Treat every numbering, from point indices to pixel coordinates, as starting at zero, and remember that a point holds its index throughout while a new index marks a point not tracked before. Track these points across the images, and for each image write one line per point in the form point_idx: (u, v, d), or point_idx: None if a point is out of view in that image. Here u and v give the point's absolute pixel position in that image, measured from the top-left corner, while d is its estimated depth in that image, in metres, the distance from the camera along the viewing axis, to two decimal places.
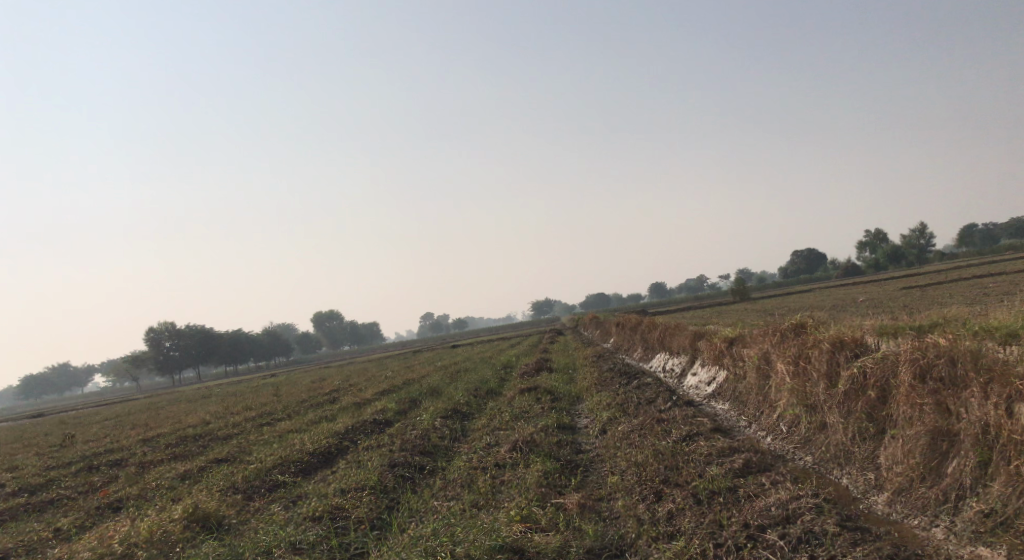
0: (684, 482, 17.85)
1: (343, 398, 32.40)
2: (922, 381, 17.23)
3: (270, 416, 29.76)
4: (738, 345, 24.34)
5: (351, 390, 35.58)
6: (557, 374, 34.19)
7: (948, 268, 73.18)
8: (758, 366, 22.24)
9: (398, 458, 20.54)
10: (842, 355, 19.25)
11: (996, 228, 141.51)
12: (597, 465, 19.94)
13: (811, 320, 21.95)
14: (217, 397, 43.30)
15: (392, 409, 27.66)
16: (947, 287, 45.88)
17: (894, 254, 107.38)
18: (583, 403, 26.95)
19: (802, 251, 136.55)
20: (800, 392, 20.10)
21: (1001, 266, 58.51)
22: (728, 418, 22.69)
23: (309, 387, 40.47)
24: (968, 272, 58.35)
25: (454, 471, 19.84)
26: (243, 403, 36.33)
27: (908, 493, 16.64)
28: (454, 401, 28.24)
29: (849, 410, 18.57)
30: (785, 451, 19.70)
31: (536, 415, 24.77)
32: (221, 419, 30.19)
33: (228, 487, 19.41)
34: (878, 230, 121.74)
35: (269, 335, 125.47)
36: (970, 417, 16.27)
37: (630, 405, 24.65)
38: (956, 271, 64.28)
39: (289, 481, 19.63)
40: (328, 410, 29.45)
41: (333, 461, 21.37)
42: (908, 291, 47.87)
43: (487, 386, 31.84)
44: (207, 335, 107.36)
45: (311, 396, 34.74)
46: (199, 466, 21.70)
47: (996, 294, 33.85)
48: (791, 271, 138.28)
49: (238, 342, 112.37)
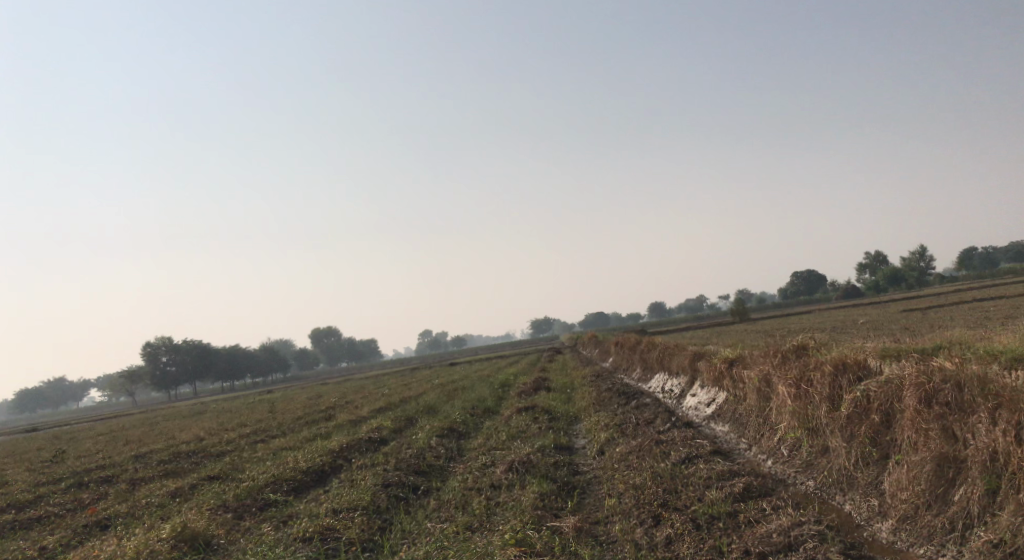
0: (684, 506, 17.50)
1: (339, 415, 32.05)
2: (928, 406, 16.92)
3: (265, 432, 29.40)
4: (738, 367, 24.03)
5: (347, 407, 35.25)
6: (555, 393, 33.87)
7: (949, 291, 72.94)
8: (759, 388, 21.92)
9: (392, 478, 20.20)
10: (844, 378, 18.97)
11: (996, 252, 141.32)
12: (594, 487, 19.59)
13: (813, 341, 21.66)
14: (212, 413, 42.88)
15: (388, 427, 27.30)
16: (947, 311, 45.67)
17: (894, 276, 107.24)
18: (581, 423, 26.61)
19: (802, 272, 136.37)
20: (801, 414, 19.78)
21: (1002, 290, 58.28)
22: (727, 441, 22.36)
23: (305, 404, 40.13)
24: (969, 296, 58.09)
25: (449, 491, 19.49)
26: (238, 419, 35.94)
27: (913, 521, 16.31)
28: (450, 420, 27.90)
29: (852, 434, 18.25)
30: (786, 475, 19.36)
31: (532, 434, 24.44)
32: (215, 436, 29.82)
33: (219, 506, 19.07)
34: (878, 252, 121.58)
35: (268, 350, 125.06)
36: (977, 443, 15.96)
37: (628, 426, 24.33)
38: (956, 294, 64.02)
39: (281, 500, 19.28)
40: (323, 427, 29.11)
41: (326, 480, 21.03)
42: (908, 314, 47.63)
43: (484, 405, 31.51)
44: (204, 351, 106.94)
45: (307, 413, 34.37)
46: (190, 483, 21.36)
47: (997, 318, 33.59)
48: (791, 292, 138.07)
49: (235, 358, 111.94)
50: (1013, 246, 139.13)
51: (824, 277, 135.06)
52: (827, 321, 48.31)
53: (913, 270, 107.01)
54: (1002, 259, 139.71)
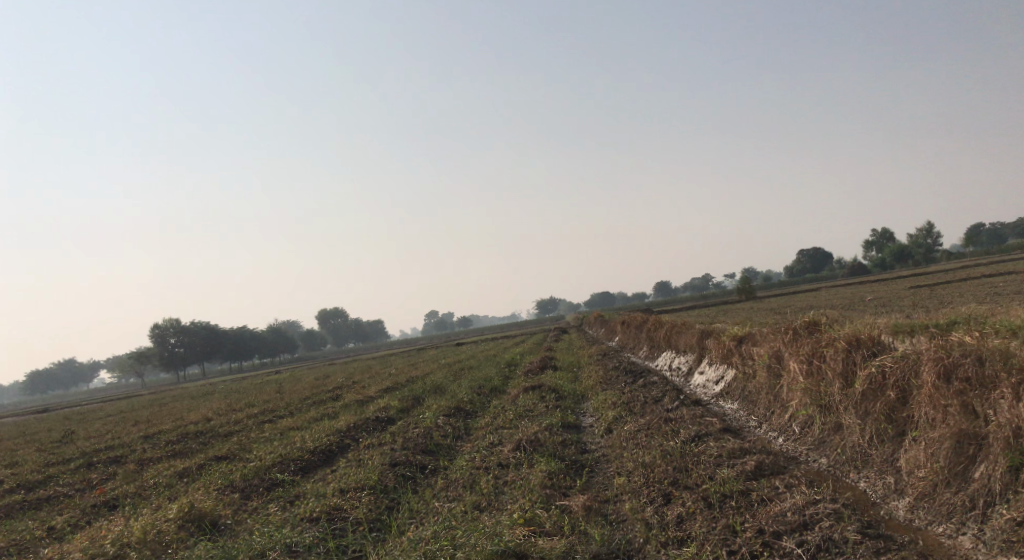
0: (695, 484, 17.28)
1: (346, 395, 31.87)
2: (947, 381, 16.67)
3: (272, 412, 29.25)
4: (748, 344, 23.76)
5: (354, 387, 35.12)
6: (562, 372, 33.66)
7: (956, 268, 72.52)
8: (769, 365, 21.64)
9: (400, 457, 20.02)
10: (858, 354, 18.72)
11: (1003, 228, 140.38)
12: (602, 466, 19.39)
13: (825, 318, 21.37)
14: (220, 394, 42.74)
15: (395, 406, 27.13)
16: (955, 287, 45.23)
17: (901, 254, 106.67)
18: (589, 402, 26.41)
19: (808, 250, 135.67)
20: (813, 391, 19.54)
21: (1011, 265, 57.76)
22: (737, 418, 22.13)
23: (312, 384, 39.97)
24: (977, 272, 57.62)
25: (457, 470, 19.32)
26: (245, 399, 35.79)
27: (931, 499, 16.11)
28: (457, 399, 27.73)
29: (867, 411, 18.01)
30: (797, 453, 19.14)
31: (540, 413, 24.24)
32: (222, 416, 29.67)
33: (226, 486, 18.91)
34: (885, 229, 120.81)
35: (274, 331, 125.04)
36: (998, 420, 15.73)
37: (636, 404, 24.12)
38: (964, 270, 63.53)
39: (288, 480, 19.11)
40: (330, 407, 28.96)
41: (334, 459, 20.86)
42: (916, 290, 47.22)
43: (492, 384, 31.33)
44: (210, 332, 106.92)
45: (315, 393, 34.21)
46: (197, 464, 21.20)
47: (1008, 293, 33.19)
48: (796, 270, 137.58)
49: (242, 339, 111.91)
50: (1020, 222, 138.21)
51: (830, 254, 134.44)
52: (833, 298, 47.91)
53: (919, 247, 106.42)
54: (1009, 235, 138.81)
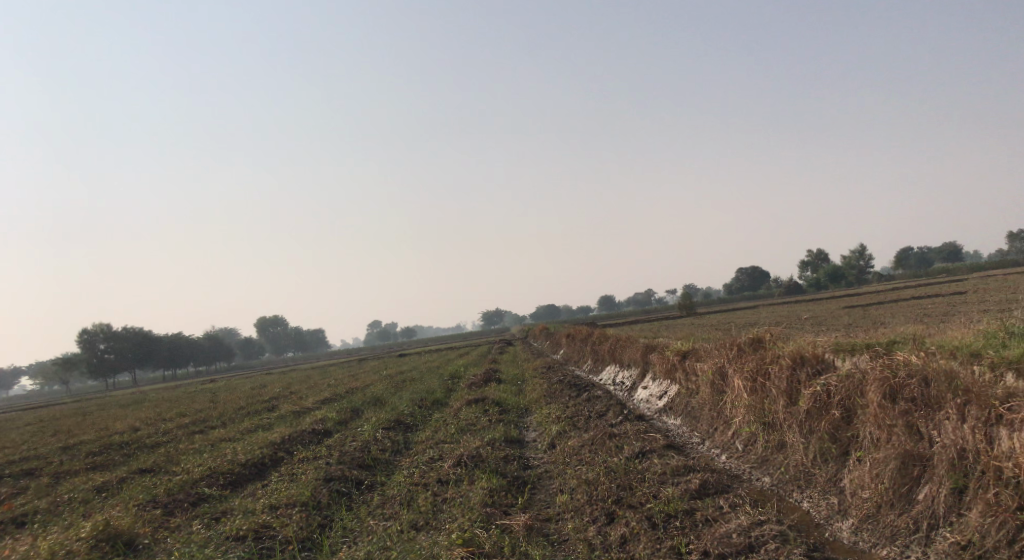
0: (639, 503, 16.86)
1: (282, 406, 30.92)
2: (892, 401, 16.50)
3: (204, 423, 28.22)
4: (692, 359, 23.50)
5: (291, 397, 34.19)
6: (505, 385, 33.11)
7: (889, 289, 73.83)
8: (713, 381, 21.35)
9: (335, 472, 19.30)
10: (802, 372, 18.51)
11: (932, 252, 143.87)
12: (545, 483, 18.88)
13: (769, 334, 21.17)
14: (148, 403, 41.32)
15: (332, 418, 26.33)
16: (887, 308, 45.81)
17: (836, 274, 108.44)
18: (532, 416, 25.92)
19: (746, 269, 137.37)
20: (757, 408, 19.30)
21: (939, 288, 58.97)
22: (680, 434, 21.80)
23: (246, 394, 38.84)
24: (907, 294, 58.68)
25: (394, 486, 18.65)
26: (176, 409, 34.57)
27: (875, 520, 15.93)
28: (397, 412, 27.01)
29: (811, 430, 17.78)
30: (740, 471, 18.84)
31: (483, 427, 23.69)
32: (149, 427, 28.53)
33: (148, 501, 17.98)
34: (821, 250, 122.75)
35: (211, 338, 122.52)
36: (943, 441, 15.59)
37: (579, 419, 23.70)
38: (894, 292, 64.64)
39: (215, 495, 18.26)
40: (265, 418, 28.04)
41: (266, 474, 20.03)
42: (850, 310, 47.75)
43: (433, 396, 30.67)
44: (143, 339, 104.26)
45: (249, 403, 33.18)
46: (119, 477, 20.19)
47: (940, 314, 33.58)
48: (735, 288, 139.20)
49: (177, 346, 109.37)
50: (948, 246, 141.83)
51: (767, 273, 136.21)
52: (769, 316, 48.21)
53: (854, 268, 108.31)
54: (936, 259, 142.47)
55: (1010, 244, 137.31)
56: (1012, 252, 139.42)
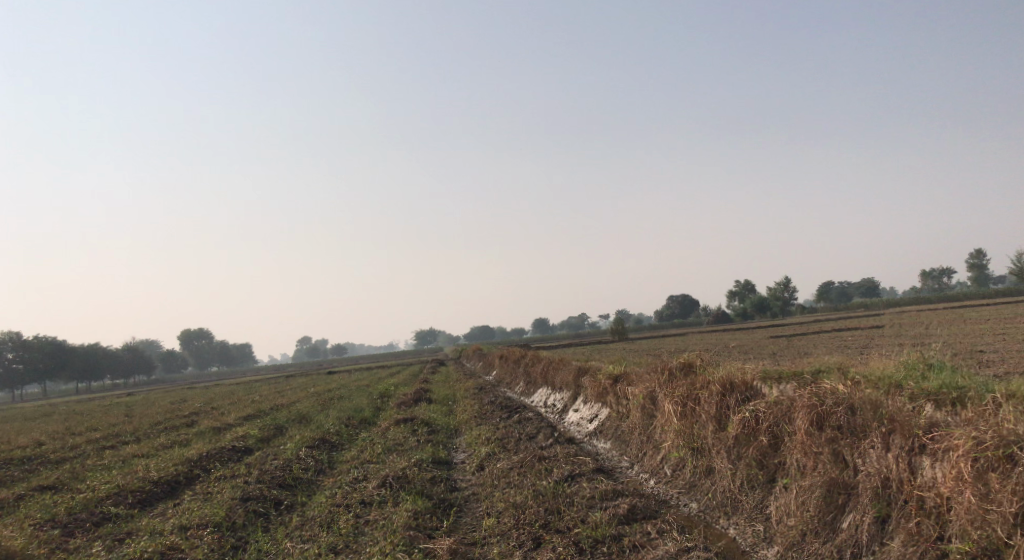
0: (566, 528, 16.49)
1: (202, 422, 29.87)
2: (819, 429, 16.46)
3: (116, 438, 27.11)
4: (623, 383, 23.27)
5: (212, 413, 33.07)
6: (435, 405, 32.50)
7: (814, 320, 75.11)
8: (643, 406, 21.14)
9: (253, 491, 18.55)
10: (731, 398, 18.42)
11: (853, 287, 147.10)
12: (471, 505, 18.40)
13: (700, 360, 21.06)
14: (59, 416, 39.71)
15: (254, 435, 25.49)
16: (810, 338, 46.27)
17: (762, 304, 110.01)
18: (461, 437, 25.42)
19: (676, 296, 138.89)
20: (686, 433, 19.10)
21: (861, 320, 60.07)
22: (610, 458, 21.49)
23: (165, 409, 37.54)
24: (829, 326, 59.59)
25: (314, 507, 17.97)
26: (88, 423, 33.21)
27: (800, 548, 15.80)
28: (323, 430, 26.30)
29: (739, 456, 17.64)
30: (668, 496, 18.56)
31: (410, 447, 23.11)
32: (57, 441, 27.29)
33: (46, 521, 17.02)
34: (749, 279, 124.48)
35: (131, 351, 119.07)
36: (868, 469, 15.57)
37: (510, 441, 23.29)
38: (818, 323, 65.78)
39: (122, 515, 17.38)
40: (182, 434, 27.02)
41: (178, 492, 19.18)
42: (775, 340, 48.19)
43: (361, 415, 29.97)
44: (57, 350, 100.86)
45: (167, 418, 32.03)
46: (17, 494, 19.15)
47: (862, 346, 33.98)
48: (665, 314, 140.50)
49: (93, 357, 105.99)
50: (868, 282, 145.31)
51: (697, 301, 137.82)
52: (696, 343, 48.35)
53: (780, 298, 110.09)
54: (856, 294, 145.86)
55: (925, 281, 141.40)
56: (926, 289, 143.60)
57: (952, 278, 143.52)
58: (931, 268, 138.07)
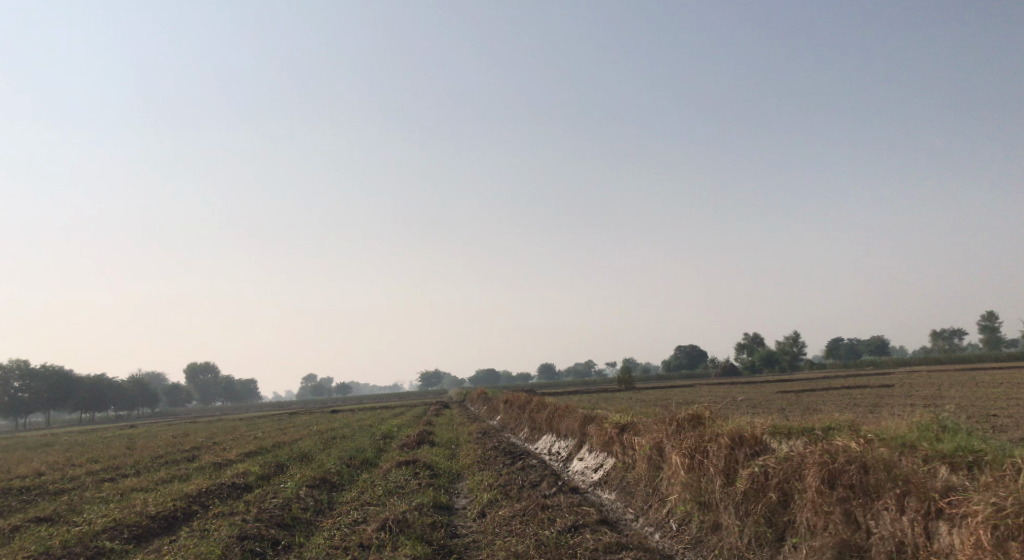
0: None
1: (202, 457, 29.57)
2: (830, 487, 16.14)
3: (115, 471, 26.82)
4: (629, 433, 22.96)
5: (213, 448, 32.73)
6: (438, 448, 32.11)
7: (822, 376, 74.41)
8: (650, 457, 20.80)
9: (251, 529, 18.26)
10: (740, 452, 18.13)
11: (861, 344, 146.21)
12: (472, 552, 18.04)
13: (709, 412, 20.74)
14: (58, 446, 39.40)
15: (254, 472, 25.20)
16: (819, 395, 45.73)
17: (771, 359, 109.28)
18: (463, 482, 25.05)
19: (684, 347, 138.26)
20: (693, 486, 18.71)
21: (871, 379, 59.46)
22: (614, 510, 21.11)
23: (165, 442, 37.19)
24: (837, 382, 58.98)
25: (312, 549, 17.64)
26: (88, 454, 32.89)
27: None
28: (324, 469, 25.98)
29: (746, 512, 17.28)
30: (673, 551, 18.15)
31: (411, 491, 22.78)
32: (55, 472, 27.03)
33: (40, 554, 16.74)
34: (758, 333, 123.86)
35: (135, 383, 118.79)
36: (881, 532, 15.34)
37: (512, 488, 22.94)
38: (827, 380, 65.12)
39: (117, 551, 17.09)
40: (182, 468, 26.73)
41: (175, 528, 18.88)
42: (784, 394, 47.65)
43: (363, 456, 29.63)
44: (63, 379, 100.78)
45: (167, 452, 31.72)
46: (12, 524, 18.90)
47: (872, 404, 33.48)
48: (672, 365, 139.64)
49: (97, 387, 105.79)
50: (877, 340, 144.47)
51: (704, 353, 137.02)
52: (703, 395, 47.81)
53: (789, 353, 109.37)
54: (865, 351, 144.94)
55: (935, 342, 140.49)
56: (936, 349, 142.54)
57: (962, 339, 142.57)
58: (940, 329, 137.26)
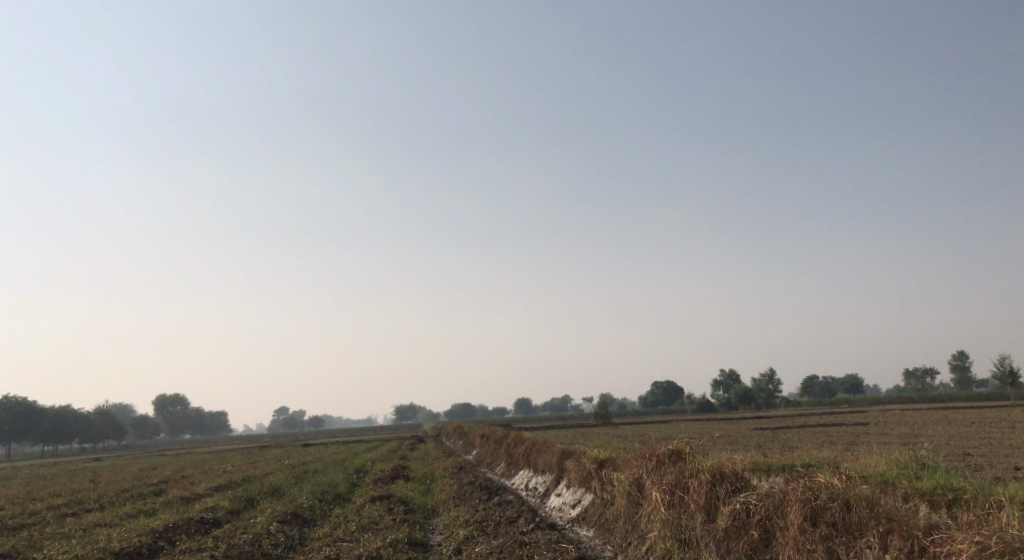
0: None
1: (170, 491, 28.77)
2: (812, 524, 15.83)
3: (80, 505, 26.07)
4: (608, 468, 22.56)
5: (182, 482, 31.92)
6: (413, 483, 31.51)
7: (797, 415, 74.28)
8: (628, 493, 20.36)
9: None
10: (721, 489, 17.78)
11: (836, 382, 146.51)
12: None
13: (689, 448, 20.38)
14: (23, 479, 38.37)
15: (224, 507, 24.51)
16: (797, 432, 45.52)
17: (746, 396, 109.23)
18: (438, 518, 24.49)
19: (660, 383, 138.08)
20: (673, 524, 18.22)
21: (847, 417, 59.36)
22: (592, 547, 20.66)
23: (133, 476, 36.30)
24: (812, 420, 58.84)
25: None
26: (52, 488, 32.01)
27: None
28: (295, 504, 25.35)
29: (728, 550, 16.86)
30: None
31: (385, 527, 22.19)
32: (18, 506, 26.20)
33: None
34: (733, 370, 123.96)
35: (103, 415, 116.76)
36: None
37: (489, 524, 22.43)
38: (802, 417, 65.00)
39: None
40: (148, 503, 25.99)
41: None
42: (760, 431, 47.39)
43: (336, 490, 29.00)
44: (29, 410, 98.95)
45: (135, 486, 30.90)
46: None
47: (848, 442, 33.24)
48: (648, 401, 139.31)
49: (63, 420, 103.90)
50: (851, 378, 145.02)
51: (680, 390, 136.82)
52: (679, 431, 47.53)
53: (764, 391, 109.46)
54: (839, 389, 145.34)
55: (908, 381, 141.18)
56: (909, 387, 143.23)
57: (935, 378, 143.30)
58: (914, 368, 137.99)
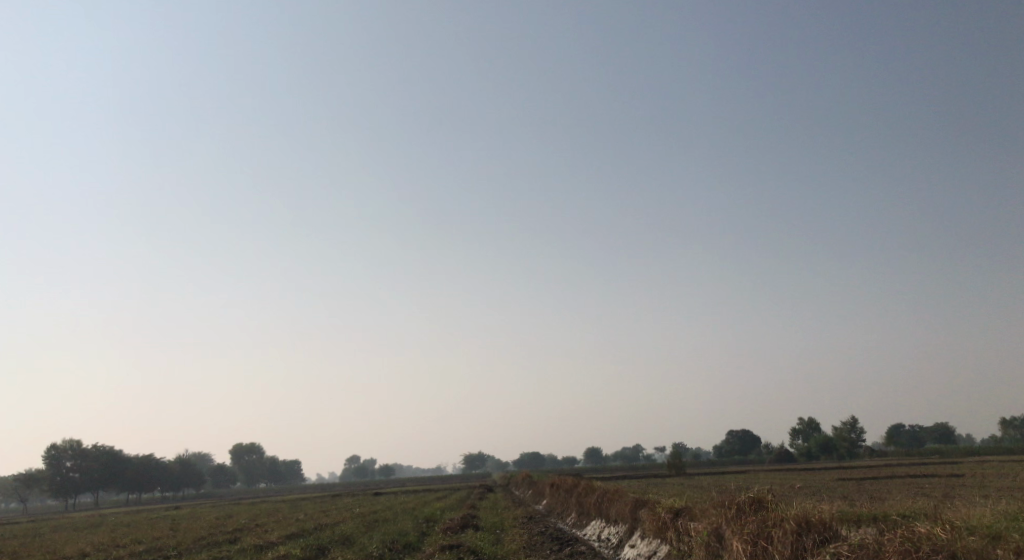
0: None
1: (245, 539, 28.75)
2: None
3: (158, 552, 26.20)
4: (684, 518, 21.83)
5: (256, 530, 32.00)
6: (482, 533, 30.99)
7: (883, 464, 71.82)
8: (707, 543, 19.57)
9: None
10: (808, 539, 17.02)
11: (923, 431, 141.46)
12: None
13: (770, 495, 19.62)
14: (103, 527, 38.87)
15: (296, 556, 24.34)
16: (882, 483, 43.79)
17: (827, 445, 105.84)
18: None
19: (737, 432, 134.96)
20: None
21: (936, 468, 57.07)
22: None
23: (209, 524, 36.53)
24: (898, 471, 56.64)
25: None
26: (131, 535, 32.35)
27: None
28: (366, 553, 25.08)
29: None
30: None
31: None
32: (100, 553, 26.54)
33: None
34: (812, 418, 120.46)
35: (183, 464, 118.71)
36: None
37: None
38: (887, 468, 62.70)
39: None
40: (223, 550, 26.00)
41: None
42: (842, 482, 45.66)
43: (405, 539, 28.64)
44: (115, 459, 101.10)
45: (211, 533, 31.06)
46: None
47: (940, 493, 31.87)
48: (724, 450, 136.13)
49: (146, 468, 105.76)
50: (941, 428, 139.80)
51: (758, 439, 133.36)
52: (759, 481, 46.03)
53: (845, 440, 105.99)
54: (927, 439, 140.13)
55: (1003, 432, 135.60)
56: (1004, 438, 137.41)
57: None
58: (1009, 418, 132.44)
